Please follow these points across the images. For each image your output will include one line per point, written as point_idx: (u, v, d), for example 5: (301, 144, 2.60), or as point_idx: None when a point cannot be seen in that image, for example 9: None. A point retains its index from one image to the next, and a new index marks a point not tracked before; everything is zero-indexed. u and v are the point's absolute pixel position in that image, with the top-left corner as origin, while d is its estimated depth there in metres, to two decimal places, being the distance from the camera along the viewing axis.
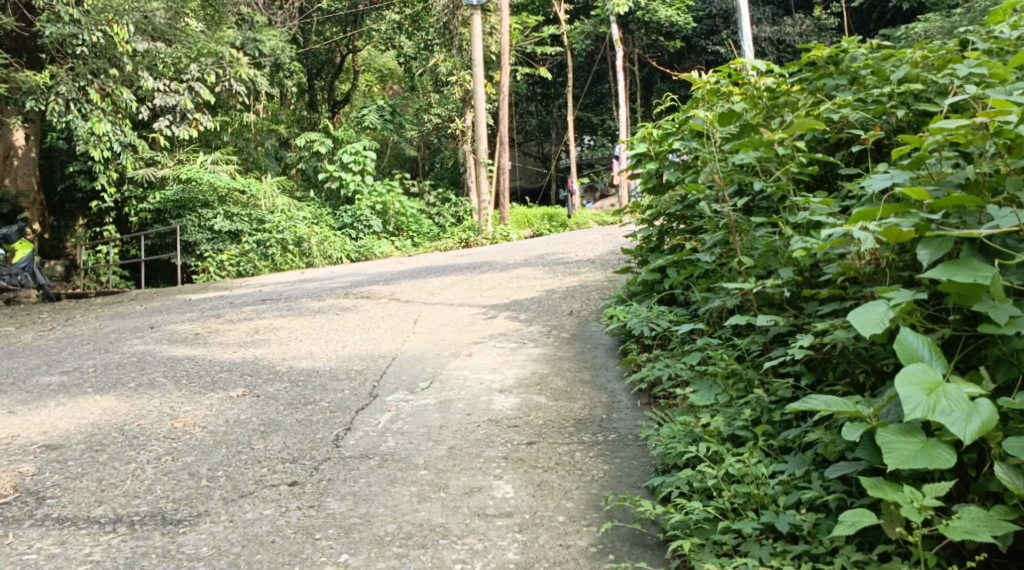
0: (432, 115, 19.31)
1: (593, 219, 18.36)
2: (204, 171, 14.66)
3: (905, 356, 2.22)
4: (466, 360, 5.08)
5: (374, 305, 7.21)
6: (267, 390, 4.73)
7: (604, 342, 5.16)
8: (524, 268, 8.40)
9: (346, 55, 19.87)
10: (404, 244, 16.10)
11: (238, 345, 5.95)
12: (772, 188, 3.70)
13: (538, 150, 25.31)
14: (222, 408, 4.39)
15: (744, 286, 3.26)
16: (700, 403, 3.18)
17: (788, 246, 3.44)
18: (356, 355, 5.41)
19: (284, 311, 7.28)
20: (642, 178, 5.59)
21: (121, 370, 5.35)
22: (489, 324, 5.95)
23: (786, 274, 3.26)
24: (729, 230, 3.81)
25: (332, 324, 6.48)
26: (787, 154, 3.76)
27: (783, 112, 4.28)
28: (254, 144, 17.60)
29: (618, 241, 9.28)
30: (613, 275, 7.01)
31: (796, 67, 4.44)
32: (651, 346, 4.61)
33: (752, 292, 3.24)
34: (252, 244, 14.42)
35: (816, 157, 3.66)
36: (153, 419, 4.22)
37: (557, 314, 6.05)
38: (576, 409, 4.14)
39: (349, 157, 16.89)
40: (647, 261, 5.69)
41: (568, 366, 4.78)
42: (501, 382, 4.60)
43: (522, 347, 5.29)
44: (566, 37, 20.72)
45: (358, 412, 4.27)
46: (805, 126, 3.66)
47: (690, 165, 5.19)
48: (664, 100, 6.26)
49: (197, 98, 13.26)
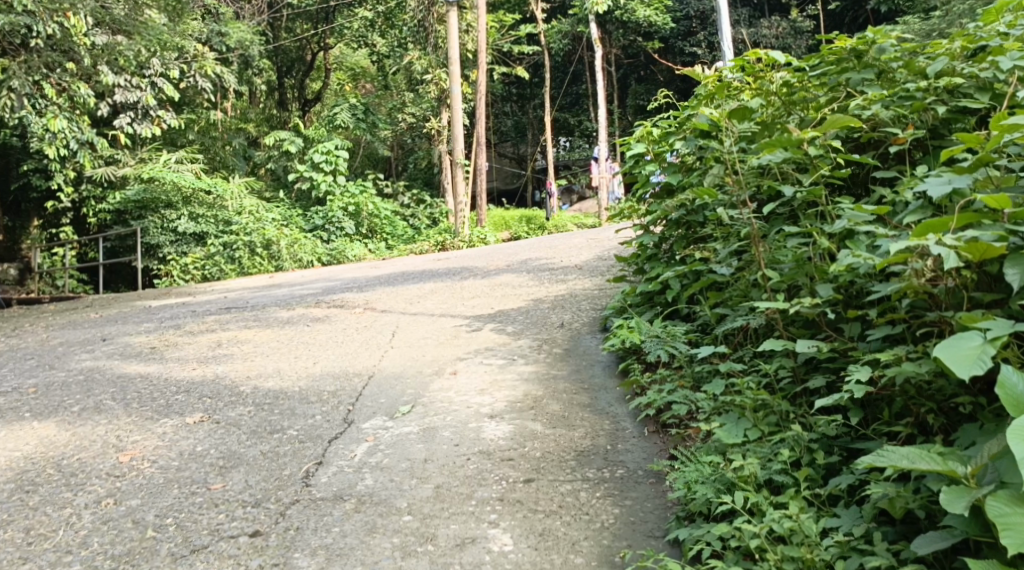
0: (405, 114, 18.82)
1: (571, 222, 17.95)
2: (168, 170, 14.10)
3: (1012, 404, 1.81)
4: (450, 380, 4.62)
5: (348, 315, 6.71)
6: (228, 415, 4.26)
7: (601, 359, 4.73)
8: (506, 274, 7.97)
9: (316, 53, 19.32)
10: (378, 247, 15.60)
11: (197, 362, 5.45)
12: (805, 194, 3.25)
13: (513, 151, 24.92)
14: (175, 439, 3.92)
15: (777, 305, 2.81)
16: (727, 440, 2.74)
17: (826, 259, 3.00)
18: (328, 373, 4.93)
19: (249, 322, 6.78)
20: (639, 182, 5.16)
21: (64, 392, 4.86)
22: (473, 338, 5.49)
23: (825, 291, 2.83)
24: (751, 238, 3.37)
25: (302, 337, 5.98)
26: (819, 156, 3.32)
27: (803, 108, 3.84)
28: (220, 143, 17.06)
29: (603, 246, 8.88)
30: (603, 283, 6.59)
31: (817, 59, 3.96)
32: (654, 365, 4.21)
33: (788, 311, 2.80)
34: (218, 247, 13.87)
35: (854, 159, 3.22)
36: (96, 453, 3.76)
37: (547, 327, 5.62)
38: (575, 438, 3.71)
39: (321, 157, 16.38)
40: (644, 269, 5.27)
41: (563, 388, 4.34)
42: (490, 406, 4.15)
43: (512, 364, 4.85)
44: (543, 36, 20.32)
45: (331, 442, 3.80)
46: (839, 124, 3.23)
47: (693, 168, 4.76)
48: (660, 98, 5.80)
49: (162, 94, 12.83)
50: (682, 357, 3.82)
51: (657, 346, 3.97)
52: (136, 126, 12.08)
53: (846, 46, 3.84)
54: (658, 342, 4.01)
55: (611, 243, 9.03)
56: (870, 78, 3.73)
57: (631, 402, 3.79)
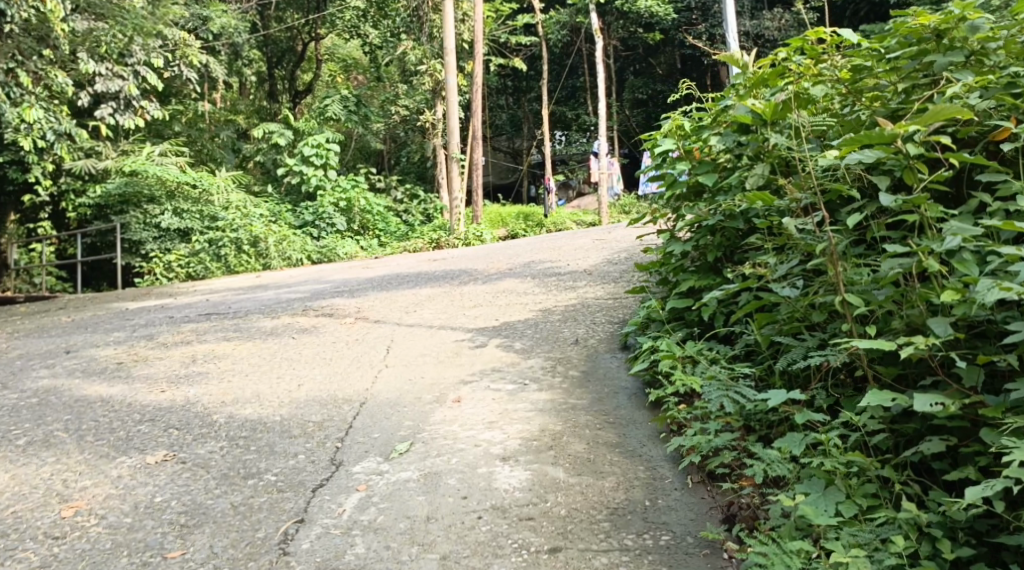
0: (398, 107, 18.15)
1: (569, 218, 17.35)
2: (152, 163, 13.53)
3: None
4: (454, 410, 4.02)
5: (338, 326, 6.10)
6: (197, 452, 3.65)
7: (625, 385, 4.16)
8: (509, 279, 7.37)
9: (308, 43, 18.56)
10: (370, 244, 14.97)
11: (166, 382, 4.82)
12: (902, 203, 2.68)
13: (508, 145, 24.31)
14: (131, 486, 3.32)
15: (892, 345, 2.29)
16: (818, 521, 2.23)
17: (936, 287, 2.47)
18: (314, 399, 4.33)
19: (230, 332, 6.15)
20: (664, 182, 4.55)
21: (11, 418, 4.26)
22: (477, 356, 4.90)
23: (943, 330, 2.33)
24: (829, 256, 2.79)
25: (287, 352, 5.38)
26: (918, 155, 2.75)
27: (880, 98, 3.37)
28: (207, 135, 16.50)
29: (613, 249, 8.30)
30: (617, 293, 6.01)
31: (892, 40, 3.40)
32: (692, 396, 3.63)
33: (904, 355, 2.29)
34: (203, 244, 13.20)
35: (964, 159, 2.65)
36: (36, 505, 3.18)
37: (560, 343, 5.03)
38: (606, 489, 3.15)
39: (310, 151, 15.74)
40: (668, 281, 4.69)
41: (586, 421, 3.77)
42: (502, 445, 3.56)
43: (524, 390, 4.25)
44: (541, 26, 19.71)
45: (317, 490, 3.23)
46: (944, 116, 2.68)
47: (733, 167, 4.19)
48: (687, 91, 5.07)
49: (145, 84, 12.27)
50: (734, 390, 3.23)
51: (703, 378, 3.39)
52: (118, 117, 11.36)
53: (929, 24, 3.24)
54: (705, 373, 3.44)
55: (621, 245, 8.44)
56: (960, 61, 3.16)
57: (669, 441, 3.21)
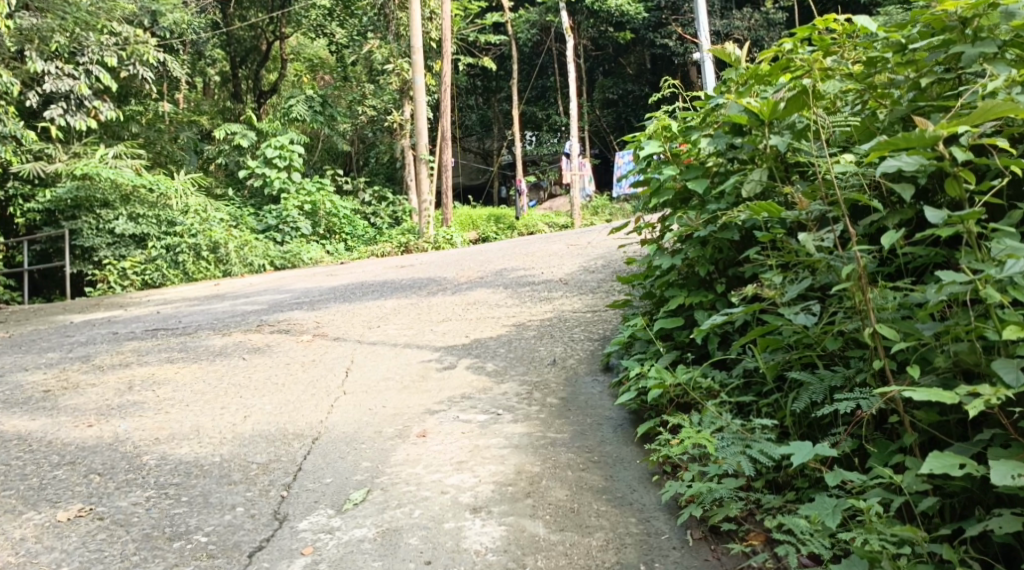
0: (365, 107, 17.65)
1: (541, 221, 16.90)
2: (105, 166, 12.82)
3: None
4: (418, 447, 3.55)
5: (293, 344, 5.59)
6: (118, 506, 3.17)
7: (610, 415, 3.71)
8: (480, 289, 6.90)
9: (272, 42, 17.78)
10: (336, 248, 14.43)
11: (96, 414, 4.32)
12: (949, 219, 2.27)
13: (478, 145, 23.84)
14: (34, 553, 2.86)
15: (958, 397, 1.96)
16: None
17: (1000, 323, 2.09)
18: (259, 435, 3.84)
19: (174, 352, 5.63)
20: (648, 189, 4.13)
21: None
22: (444, 380, 4.44)
23: (1014, 378, 2.01)
24: (855, 282, 2.39)
25: (235, 376, 4.87)
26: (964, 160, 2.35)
27: (892, 93, 2.96)
28: (166, 136, 15.81)
29: (589, 255, 7.86)
30: (596, 306, 5.57)
31: (908, 28, 2.93)
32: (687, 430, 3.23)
33: (972, 415, 1.98)
34: (159, 250, 12.62)
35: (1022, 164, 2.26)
36: None
37: (536, 364, 4.57)
38: (593, 550, 2.70)
39: (273, 152, 15.18)
40: (652, 295, 4.27)
41: (568, 460, 3.32)
42: (472, 492, 3.11)
43: (498, 420, 3.80)
44: (510, 25, 19.26)
45: (256, 556, 2.79)
46: (995, 113, 2.28)
47: (727, 172, 3.77)
48: (674, 88, 4.61)
49: (97, 84, 11.68)
50: (744, 436, 2.81)
51: (705, 419, 2.96)
52: (69, 118, 10.88)
53: (953, 10, 2.75)
54: (705, 417, 2.99)
55: (599, 250, 7.98)
56: (991, 52, 2.69)
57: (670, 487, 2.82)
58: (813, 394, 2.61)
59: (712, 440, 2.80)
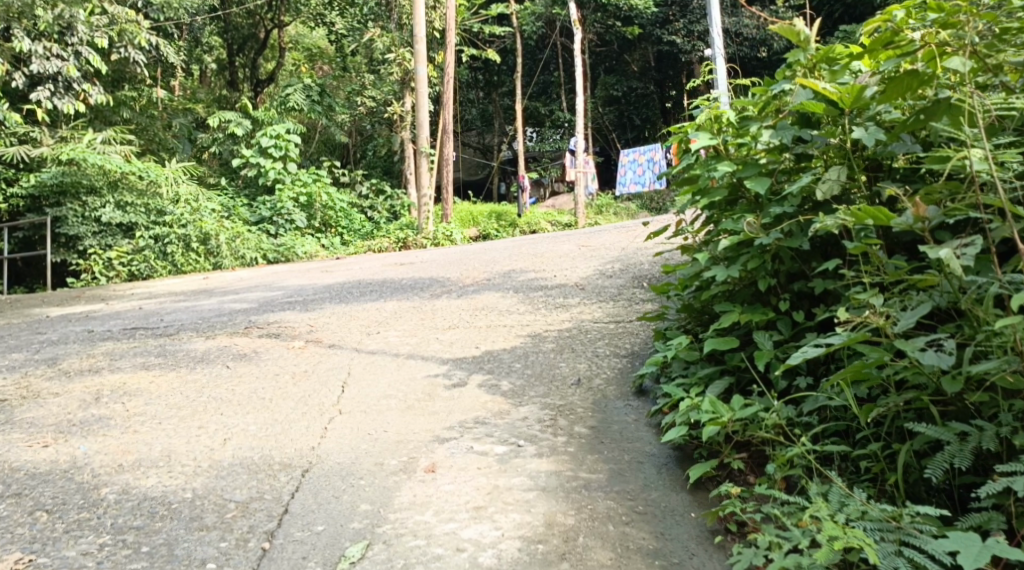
0: (364, 98, 17.15)
1: (544, 219, 16.31)
2: (92, 151, 12.15)
3: None
4: (424, 486, 3.00)
5: (283, 351, 5.03)
6: (64, 557, 2.64)
7: (651, 451, 3.16)
8: (487, 293, 6.35)
9: (271, 30, 17.13)
10: (332, 242, 13.83)
11: (54, 431, 3.76)
12: None
13: (479, 140, 23.28)
14: None
15: None
16: None
17: None
18: (239, 465, 3.27)
19: (149, 358, 5.04)
20: (694, 189, 3.49)
21: None
22: (454, 400, 3.88)
23: None
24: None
25: (217, 388, 4.30)
26: None
27: (1004, 74, 2.51)
28: (159, 123, 15.18)
29: (602, 258, 7.32)
30: (619, 317, 5.01)
31: None
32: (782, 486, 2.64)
33: None
34: (147, 240, 12.01)
35: None
36: None
37: (558, 384, 4.01)
38: None
39: (269, 141, 14.62)
40: (692, 312, 3.69)
41: (606, 509, 2.78)
42: (493, 550, 2.58)
43: (519, 452, 3.25)
44: (514, 17, 18.68)
45: None
46: None
47: (798, 168, 3.21)
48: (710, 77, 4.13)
49: (85, 66, 11.05)
50: (890, 524, 2.21)
51: (832, 495, 2.34)
52: (56, 100, 10.30)
53: None
54: (830, 492, 2.36)
55: (612, 255, 7.44)
56: None
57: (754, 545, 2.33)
58: (956, 459, 2.19)
59: (859, 534, 2.16)
